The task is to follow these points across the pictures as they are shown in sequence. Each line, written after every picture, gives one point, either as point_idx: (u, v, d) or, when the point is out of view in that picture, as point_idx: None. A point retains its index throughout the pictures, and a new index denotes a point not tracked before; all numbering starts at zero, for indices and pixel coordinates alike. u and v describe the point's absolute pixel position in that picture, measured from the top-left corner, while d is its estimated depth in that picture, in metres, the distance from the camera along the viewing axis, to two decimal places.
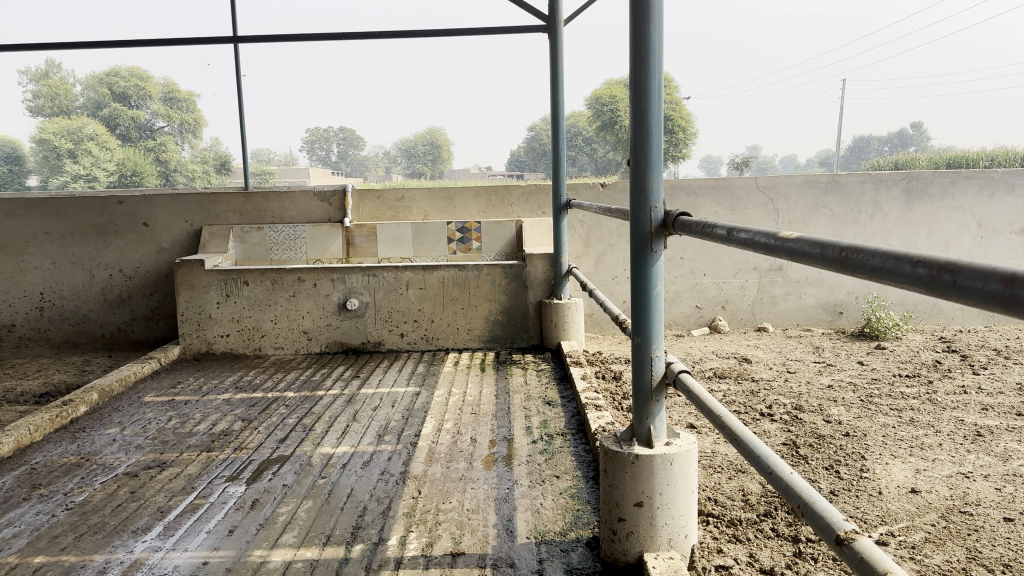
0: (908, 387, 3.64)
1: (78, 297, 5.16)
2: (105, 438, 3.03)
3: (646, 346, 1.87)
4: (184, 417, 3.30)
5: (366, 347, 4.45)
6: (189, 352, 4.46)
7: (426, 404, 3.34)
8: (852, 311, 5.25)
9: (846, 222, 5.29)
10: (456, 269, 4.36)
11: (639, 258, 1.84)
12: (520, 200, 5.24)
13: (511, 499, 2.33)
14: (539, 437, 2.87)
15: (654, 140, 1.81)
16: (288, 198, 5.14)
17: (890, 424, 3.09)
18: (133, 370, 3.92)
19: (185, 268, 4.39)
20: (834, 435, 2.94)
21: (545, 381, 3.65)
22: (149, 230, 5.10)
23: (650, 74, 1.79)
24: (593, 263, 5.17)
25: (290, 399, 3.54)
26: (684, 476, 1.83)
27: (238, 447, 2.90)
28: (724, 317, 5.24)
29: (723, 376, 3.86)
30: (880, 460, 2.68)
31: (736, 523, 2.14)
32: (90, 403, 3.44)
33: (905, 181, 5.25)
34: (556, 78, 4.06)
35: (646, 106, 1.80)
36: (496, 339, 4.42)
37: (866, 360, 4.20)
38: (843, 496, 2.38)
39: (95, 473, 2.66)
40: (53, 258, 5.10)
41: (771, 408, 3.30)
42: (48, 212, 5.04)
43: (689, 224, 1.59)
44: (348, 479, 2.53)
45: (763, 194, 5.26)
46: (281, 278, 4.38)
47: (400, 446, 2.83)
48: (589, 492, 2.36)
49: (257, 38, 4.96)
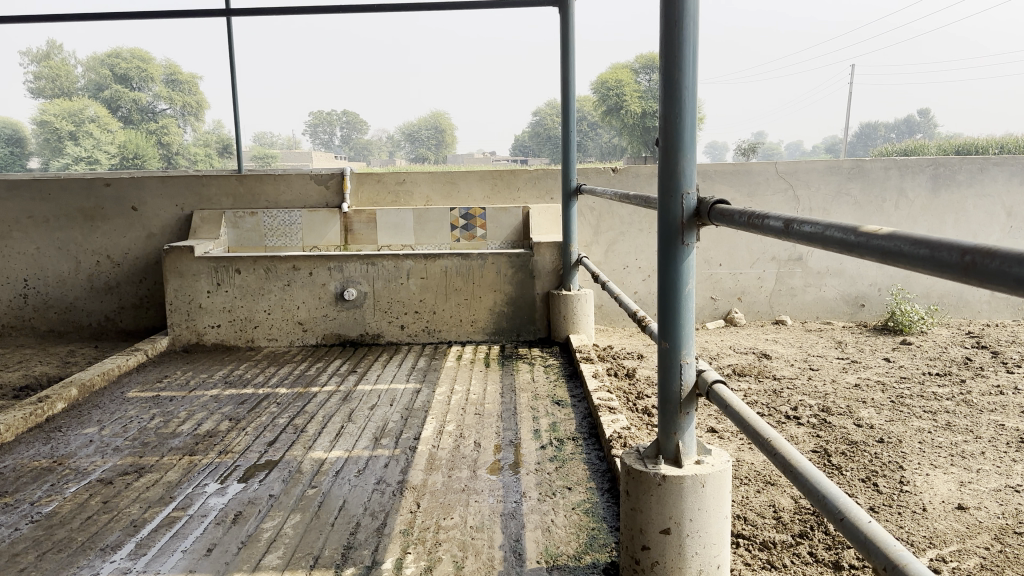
0: (939, 388, 3.41)
1: (63, 284, 4.95)
2: (81, 439, 2.82)
3: (675, 352, 1.64)
4: (168, 416, 3.09)
5: (364, 339, 4.23)
6: (179, 344, 4.25)
7: (426, 404, 3.12)
8: (875, 304, 5.02)
9: (869, 210, 5.05)
10: (459, 258, 4.13)
11: (668, 253, 1.61)
12: (526, 185, 4.99)
13: (519, 516, 2.11)
14: (548, 442, 2.66)
15: (687, 116, 1.57)
16: (283, 182, 4.91)
17: (926, 429, 2.86)
18: (117, 363, 3.71)
19: (174, 255, 4.18)
20: (867, 441, 2.72)
21: (554, 377, 3.44)
22: (137, 215, 4.88)
23: (684, 42, 1.55)
24: (603, 251, 4.95)
25: (282, 396, 3.33)
26: (717, 500, 1.61)
27: (224, 450, 2.69)
28: (740, 309, 5.03)
29: (743, 374, 3.64)
30: (920, 470, 2.46)
31: (770, 546, 1.93)
32: (69, 399, 3.24)
33: (931, 167, 5.00)
34: (567, 55, 3.80)
35: (679, 77, 1.55)
36: (502, 332, 4.21)
37: (892, 356, 3.98)
38: (885, 513, 2.16)
39: (67, 479, 2.45)
40: (37, 243, 4.89)
41: (797, 409, 3.09)
42: (32, 195, 4.81)
43: (733, 215, 1.37)
44: (340, 490, 2.32)
45: (783, 180, 5.03)
46: (276, 265, 4.16)
47: (398, 451, 2.62)
48: (605, 507, 2.15)
49: (250, 12, 4.72)
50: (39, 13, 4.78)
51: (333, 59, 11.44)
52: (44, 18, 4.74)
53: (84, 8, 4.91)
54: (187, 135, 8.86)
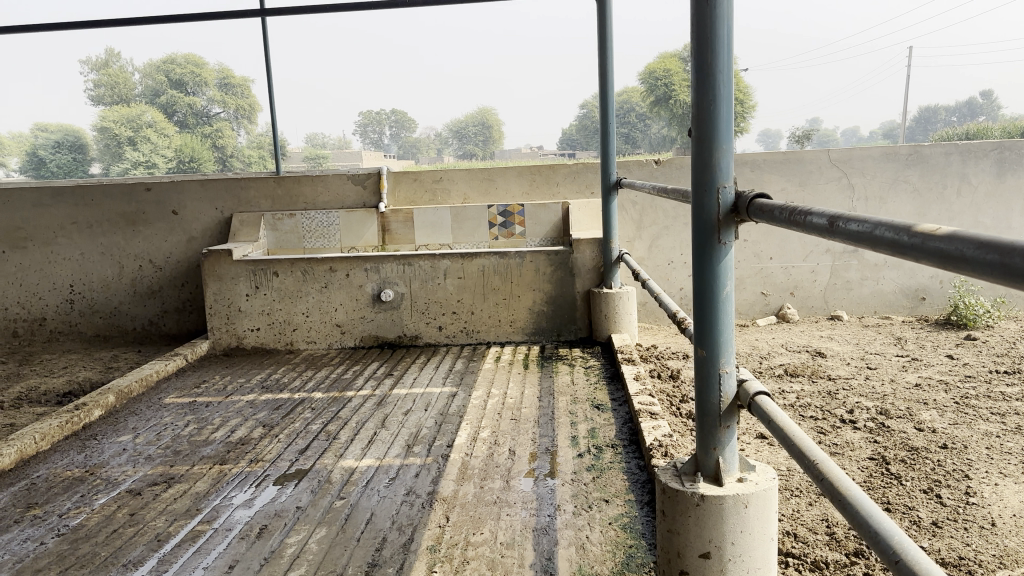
0: (1007, 387, 3.19)
1: (108, 290, 5.00)
2: (115, 448, 2.80)
3: (713, 361, 1.51)
4: (202, 422, 3.05)
5: (402, 341, 4.17)
6: (219, 347, 4.25)
7: (462, 409, 3.03)
8: (936, 297, 4.77)
9: (928, 199, 4.80)
10: (497, 257, 4.03)
11: (703, 252, 1.48)
12: (566, 179, 4.86)
13: (552, 531, 2.00)
14: (586, 449, 2.54)
15: (722, 104, 1.44)
16: (321, 183, 4.88)
17: (994, 433, 2.67)
18: (155, 369, 3.71)
19: (212, 259, 4.16)
20: (929, 447, 2.54)
21: (594, 380, 3.32)
22: (179, 218, 4.91)
23: (717, 21, 1.42)
24: (646, 246, 4.81)
25: (317, 401, 3.27)
26: (762, 521, 1.47)
27: (254, 459, 2.63)
28: (793, 305, 4.83)
29: (795, 375, 3.47)
30: (989, 480, 2.28)
31: (822, 566, 1.79)
32: (106, 406, 3.23)
33: (996, 151, 4.73)
34: (604, 45, 3.66)
35: (712, 61, 1.42)
36: (542, 332, 4.10)
37: (955, 353, 3.76)
38: (949, 528, 1.99)
39: (96, 490, 2.43)
40: (81, 248, 4.94)
41: (853, 413, 2.91)
42: (75, 201, 4.87)
43: (773, 208, 1.24)
44: (368, 501, 2.24)
45: (836, 168, 4.80)
46: (313, 267, 4.12)
47: (430, 459, 2.53)
48: (643, 521, 2.03)
49: (285, 11, 4.70)
50: (81, 19, 4.82)
51: (377, 60, 11.40)
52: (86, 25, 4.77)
53: (126, 15, 4.94)
54: (240, 138, 8.68)
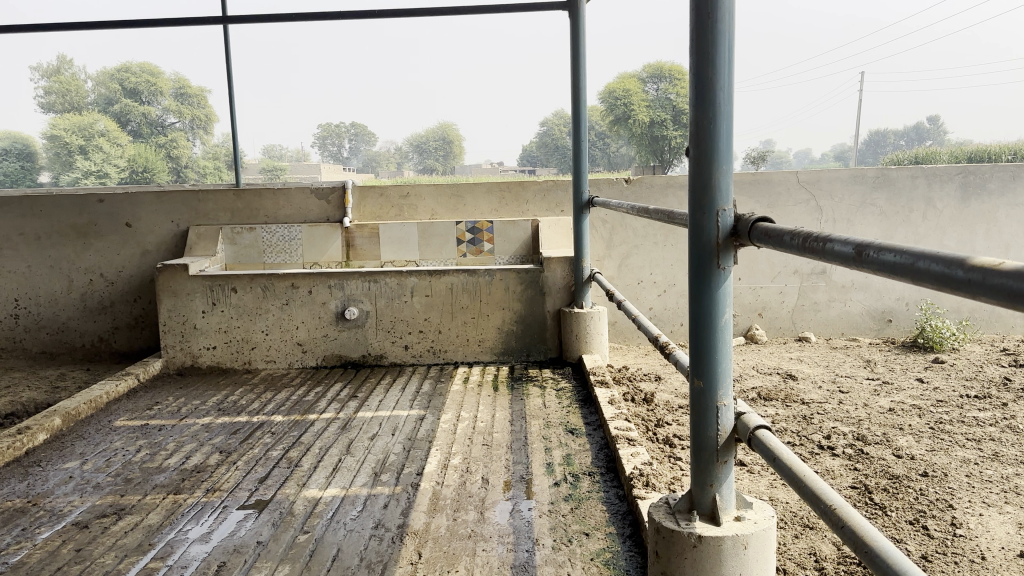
0: (980, 412, 3.18)
1: (55, 304, 4.77)
2: (60, 475, 2.63)
3: (711, 393, 1.42)
4: (155, 447, 2.89)
5: (366, 361, 4.03)
6: (173, 366, 4.06)
7: (430, 433, 2.91)
8: (902, 319, 4.79)
9: (895, 221, 4.83)
10: (466, 274, 3.94)
11: (701, 278, 1.39)
12: (535, 197, 4.80)
13: (532, 568, 1.89)
14: (562, 478, 2.44)
15: (721, 122, 1.36)
16: (282, 196, 4.78)
17: (971, 460, 2.64)
18: (105, 389, 3.52)
19: (168, 274, 3.99)
20: (910, 475, 2.49)
21: (566, 403, 3.23)
22: (132, 230, 4.72)
23: (718, 34, 1.33)
24: (616, 266, 4.76)
25: (277, 425, 3.12)
26: (761, 563, 1.40)
27: (211, 488, 2.48)
28: (761, 326, 4.80)
29: (769, 398, 3.42)
30: (972, 510, 2.23)
31: None
32: (51, 429, 3.05)
33: (961, 175, 4.79)
34: (578, 61, 3.59)
35: (713, 77, 1.34)
36: (511, 352, 4.00)
37: (924, 376, 3.75)
38: (939, 562, 1.93)
39: (40, 523, 2.26)
40: (27, 261, 4.72)
41: (830, 438, 2.87)
42: (22, 212, 4.65)
43: (781, 233, 1.15)
44: (334, 536, 2.11)
45: (804, 190, 4.81)
46: (274, 283, 3.97)
47: (399, 489, 2.41)
48: (627, 556, 1.93)
49: (248, 19, 4.55)
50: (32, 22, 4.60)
51: None
52: (35, 28, 4.55)
53: (78, 19, 4.73)
54: (195, 148, 9.08)
